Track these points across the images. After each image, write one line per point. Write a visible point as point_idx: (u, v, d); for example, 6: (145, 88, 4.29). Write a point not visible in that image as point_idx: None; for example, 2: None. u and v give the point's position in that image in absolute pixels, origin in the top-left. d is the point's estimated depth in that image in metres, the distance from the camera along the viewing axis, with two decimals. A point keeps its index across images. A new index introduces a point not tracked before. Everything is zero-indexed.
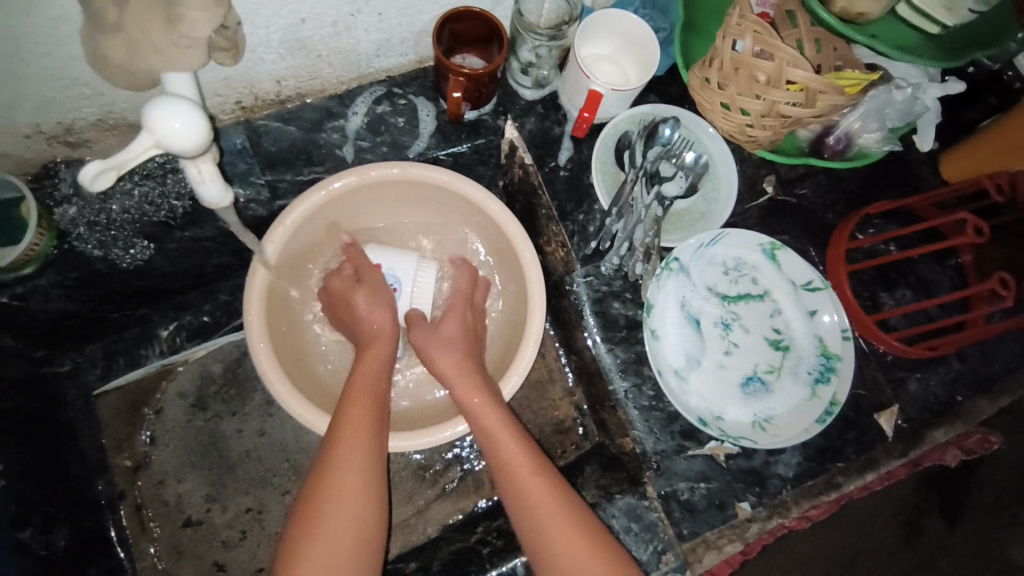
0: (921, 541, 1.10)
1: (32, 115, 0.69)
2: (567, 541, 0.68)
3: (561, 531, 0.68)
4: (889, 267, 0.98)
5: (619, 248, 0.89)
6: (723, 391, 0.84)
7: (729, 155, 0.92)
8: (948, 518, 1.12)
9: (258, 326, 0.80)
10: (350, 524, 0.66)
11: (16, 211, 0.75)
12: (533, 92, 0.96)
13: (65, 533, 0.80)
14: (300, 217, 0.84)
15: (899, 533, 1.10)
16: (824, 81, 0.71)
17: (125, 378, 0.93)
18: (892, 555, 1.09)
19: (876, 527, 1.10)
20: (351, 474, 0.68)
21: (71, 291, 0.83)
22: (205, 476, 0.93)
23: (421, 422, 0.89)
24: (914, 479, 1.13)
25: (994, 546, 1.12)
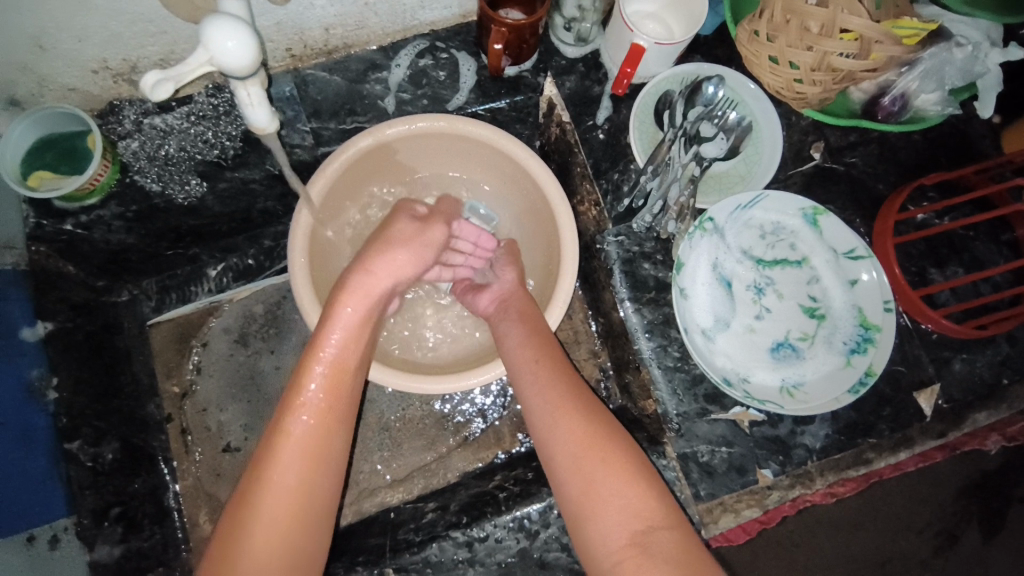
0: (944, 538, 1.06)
1: (100, 50, 0.74)
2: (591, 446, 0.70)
3: (577, 430, 0.72)
4: (939, 244, 0.93)
5: (652, 207, 0.88)
6: (752, 354, 0.82)
7: (774, 118, 0.90)
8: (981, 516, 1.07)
9: (301, 263, 0.83)
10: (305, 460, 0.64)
11: (84, 143, 0.81)
12: (575, 49, 0.95)
13: (114, 447, 0.86)
14: (343, 162, 0.86)
15: (934, 543, 1.07)
16: (881, 29, 0.70)
17: (177, 310, 1.01)
18: (911, 549, 1.07)
19: (899, 518, 1.07)
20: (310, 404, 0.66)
21: (132, 225, 0.89)
22: (245, 408, 0.99)
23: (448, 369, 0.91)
24: (948, 470, 1.08)
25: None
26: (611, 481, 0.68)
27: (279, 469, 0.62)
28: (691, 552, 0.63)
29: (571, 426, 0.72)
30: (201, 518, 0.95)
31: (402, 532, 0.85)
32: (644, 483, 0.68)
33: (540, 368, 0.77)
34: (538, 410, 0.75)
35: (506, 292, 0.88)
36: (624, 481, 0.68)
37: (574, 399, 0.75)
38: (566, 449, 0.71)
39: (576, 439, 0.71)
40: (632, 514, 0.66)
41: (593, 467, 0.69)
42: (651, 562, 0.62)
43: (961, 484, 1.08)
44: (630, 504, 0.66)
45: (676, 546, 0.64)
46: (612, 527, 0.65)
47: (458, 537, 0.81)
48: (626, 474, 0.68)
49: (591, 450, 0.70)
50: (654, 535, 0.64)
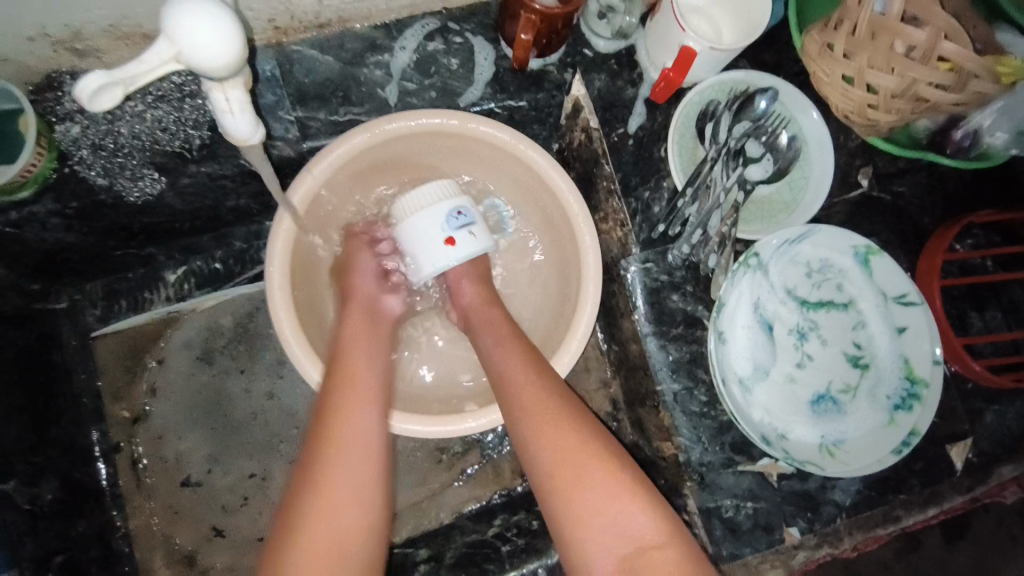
0: None
1: (36, 14, 0.58)
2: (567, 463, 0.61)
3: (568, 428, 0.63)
4: (980, 287, 0.86)
5: (690, 235, 0.79)
6: (791, 407, 0.75)
7: (826, 139, 0.80)
8: None
9: (281, 283, 0.70)
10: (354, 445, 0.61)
11: (10, 124, 0.64)
12: (609, 43, 0.82)
13: (54, 486, 0.74)
14: (333, 166, 0.73)
15: None
16: (983, 62, 0.61)
17: (129, 320, 0.86)
18: None
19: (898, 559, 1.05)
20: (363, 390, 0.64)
21: (72, 222, 0.73)
22: (208, 435, 0.87)
23: (449, 402, 0.80)
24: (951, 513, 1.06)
25: None
26: (603, 499, 0.59)
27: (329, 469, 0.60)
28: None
29: (560, 413, 0.64)
30: (156, 564, 0.83)
31: None
32: (642, 493, 0.60)
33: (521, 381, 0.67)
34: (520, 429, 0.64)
35: (467, 305, 0.78)
36: (621, 490, 0.59)
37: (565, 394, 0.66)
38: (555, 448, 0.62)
39: (572, 441, 0.62)
40: (627, 527, 0.58)
41: (587, 461, 0.61)
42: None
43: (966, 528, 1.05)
44: (630, 512, 0.59)
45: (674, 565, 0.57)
46: (603, 542, 0.58)
47: None
48: (628, 483, 0.60)
49: (579, 454, 0.61)
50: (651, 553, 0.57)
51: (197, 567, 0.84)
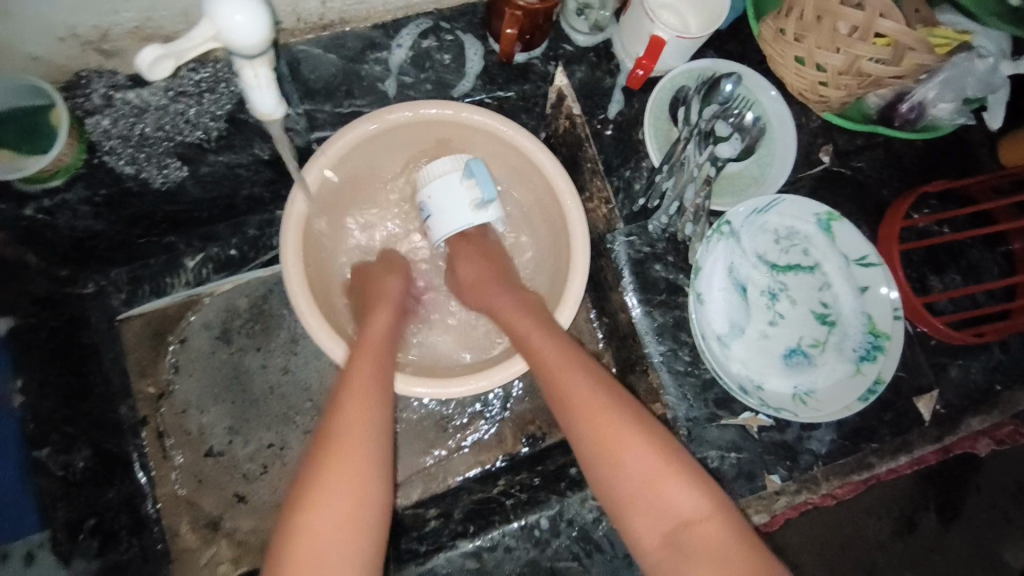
0: (913, 541, 1.13)
1: (66, 15, 0.62)
2: (626, 439, 0.65)
3: (602, 409, 0.67)
4: (939, 251, 0.93)
5: (668, 208, 0.86)
6: (766, 361, 0.82)
7: (789, 119, 0.88)
8: (943, 519, 1.14)
9: (294, 260, 0.76)
10: (352, 471, 0.62)
11: (49, 120, 0.71)
12: (588, 39, 0.90)
13: (85, 454, 0.79)
14: (341, 151, 0.80)
15: (895, 530, 1.14)
16: (916, 36, 0.68)
17: (151, 304, 0.93)
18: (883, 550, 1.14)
19: (870, 522, 1.14)
20: (369, 418, 0.66)
21: (101, 210, 0.80)
22: (228, 408, 0.93)
23: (442, 372, 0.85)
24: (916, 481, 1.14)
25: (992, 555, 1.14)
26: (656, 472, 0.64)
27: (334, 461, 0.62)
28: (743, 546, 0.61)
29: (588, 402, 0.68)
30: (182, 527, 0.89)
31: (404, 541, 0.82)
32: (686, 472, 0.64)
33: (573, 369, 0.71)
34: (576, 406, 0.68)
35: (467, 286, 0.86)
36: (666, 469, 0.64)
37: (600, 382, 0.70)
38: (592, 430, 0.67)
39: (615, 423, 0.66)
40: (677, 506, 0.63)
41: (619, 437, 0.65)
42: (693, 556, 0.61)
43: (933, 496, 1.14)
44: (669, 489, 0.63)
45: (723, 542, 0.61)
46: (656, 521, 0.63)
47: (465, 546, 0.78)
48: (665, 463, 0.64)
49: (636, 433, 0.66)
50: (700, 524, 0.62)
51: (221, 530, 0.90)
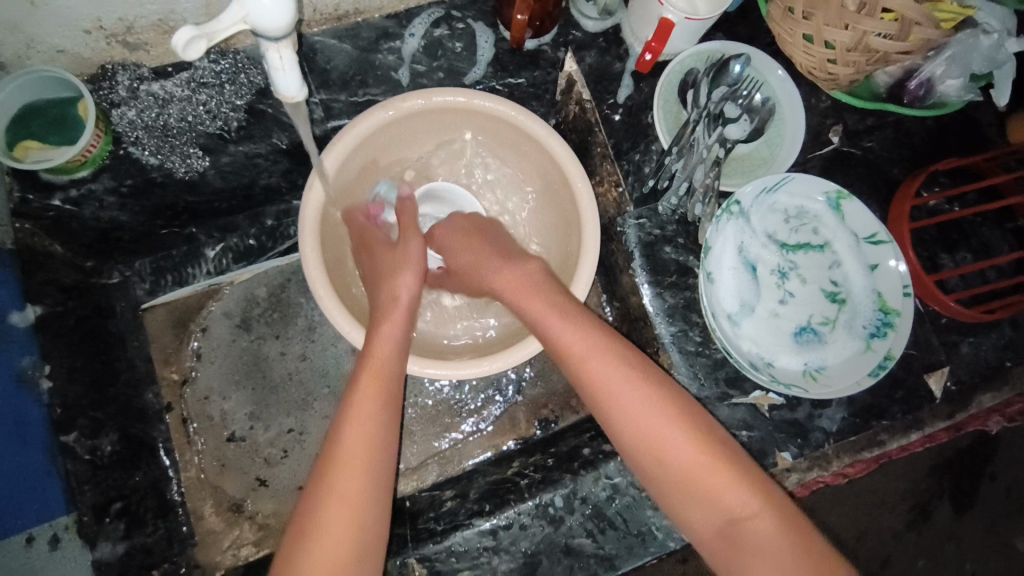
0: (927, 530, 1.15)
1: (91, 9, 0.65)
2: (671, 437, 0.64)
3: (648, 410, 0.66)
4: (949, 230, 0.94)
5: (678, 189, 0.87)
6: (776, 339, 0.83)
7: (798, 100, 0.89)
8: (958, 510, 1.15)
9: (311, 244, 0.78)
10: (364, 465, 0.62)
11: (75, 111, 0.74)
12: (596, 24, 0.91)
13: (113, 438, 0.82)
14: (357, 139, 0.82)
15: (908, 519, 1.16)
16: (922, 10, 0.70)
17: (173, 294, 0.95)
18: (897, 538, 1.15)
19: (884, 512, 1.16)
20: (373, 420, 0.65)
21: (125, 201, 0.82)
22: (249, 394, 0.95)
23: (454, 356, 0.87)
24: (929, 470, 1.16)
25: (1002, 540, 1.16)
26: (704, 468, 0.63)
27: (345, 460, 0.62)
28: (799, 544, 0.59)
29: (634, 405, 0.66)
30: (207, 512, 0.91)
31: (422, 521, 0.84)
32: (733, 466, 0.63)
33: (613, 367, 0.68)
34: (620, 403, 0.66)
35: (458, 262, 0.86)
36: (715, 465, 0.63)
37: (641, 377, 0.67)
38: (643, 433, 0.65)
39: (661, 421, 0.65)
40: (729, 502, 0.62)
41: (666, 438, 0.64)
42: (748, 557, 0.59)
43: (947, 485, 1.15)
44: (723, 488, 0.62)
45: (775, 534, 0.60)
46: (707, 516, 0.62)
47: (481, 525, 0.79)
48: (716, 464, 0.63)
49: (681, 431, 0.64)
50: (755, 523, 0.60)
51: (244, 513, 0.92)
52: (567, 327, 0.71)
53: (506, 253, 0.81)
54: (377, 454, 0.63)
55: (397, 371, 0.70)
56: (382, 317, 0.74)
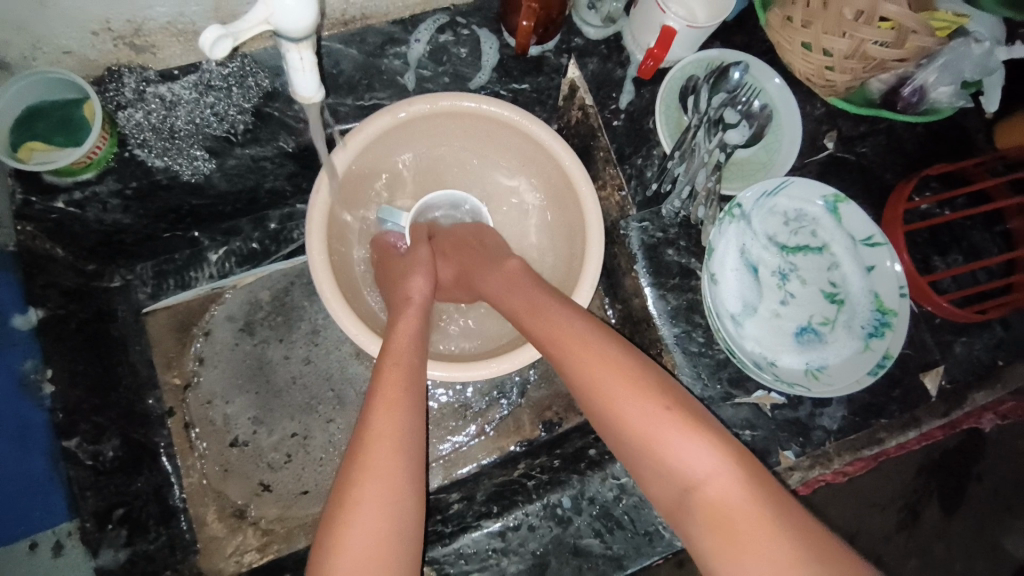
0: (916, 529, 1.17)
1: (102, 10, 0.65)
2: (628, 392, 0.61)
3: (605, 368, 0.63)
4: (941, 233, 0.96)
5: (680, 192, 0.88)
6: (778, 339, 0.85)
7: (795, 107, 0.91)
8: (946, 510, 1.18)
9: (319, 246, 0.78)
10: (393, 462, 0.60)
11: (81, 112, 0.73)
12: (598, 31, 0.93)
13: (115, 444, 0.81)
14: (365, 142, 0.82)
15: (898, 519, 1.18)
16: (918, 17, 0.73)
17: (176, 298, 0.95)
18: (887, 538, 1.17)
19: (874, 512, 1.17)
20: (403, 416, 0.63)
21: (129, 203, 0.82)
22: (253, 398, 0.95)
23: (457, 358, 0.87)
24: (917, 470, 1.18)
25: (991, 539, 1.18)
26: (660, 426, 0.59)
27: (373, 453, 0.60)
28: (760, 510, 0.54)
29: (591, 364, 0.64)
30: (209, 517, 0.90)
31: (430, 523, 0.83)
32: (698, 428, 0.59)
33: (571, 330, 0.67)
34: (576, 364, 0.65)
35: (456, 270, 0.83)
36: (676, 424, 0.59)
37: (601, 338, 0.66)
38: (600, 391, 0.63)
39: (618, 376, 0.62)
40: (686, 463, 0.57)
41: (619, 394, 0.61)
42: (698, 517, 0.56)
43: (936, 485, 1.17)
44: (675, 444, 0.58)
45: (741, 501, 0.55)
46: (665, 479, 0.59)
47: (490, 526, 0.80)
48: (672, 420, 0.59)
49: (638, 389, 0.61)
50: (709, 485, 0.56)
51: (248, 518, 0.91)
52: (543, 311, 0.70)
53: (493, 258, 0.80)
54: (407, 452, 0.61)
55: (417, 364, 0.69)
56: (397, 318, 0.75)
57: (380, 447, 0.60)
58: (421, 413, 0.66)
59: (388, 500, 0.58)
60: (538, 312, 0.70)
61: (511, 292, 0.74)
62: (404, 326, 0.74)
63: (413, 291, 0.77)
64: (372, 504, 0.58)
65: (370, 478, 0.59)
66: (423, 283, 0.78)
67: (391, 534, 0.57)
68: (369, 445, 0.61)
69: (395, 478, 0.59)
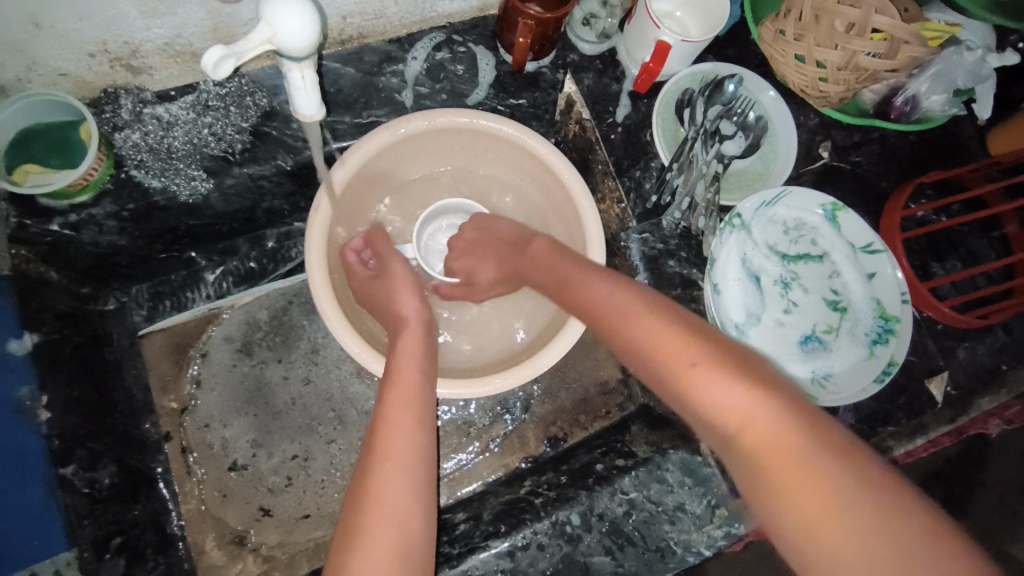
0: None
1: (99, 32, 0.65)
2: (654, 334, 0.60)
3: (632, 316, 0.63)
4: (938, 239, 0.97)
5: (680, 204, 0.88)
6: (783, 348, 0.84)
7: (790, 117, 0.92)
8: (952, 519, 1.17)
9: (318, 266, 0.77)
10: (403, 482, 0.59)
11: (78, 134, 0.73)
12: (593, 47, 0.94)
13: (111, 471, 0.78)
14: (363, 161, 0.82)
15: None
16: (909, 30, 0.75)
17: (171, 320, 0.93)
18: None
19: None
20: (408, 436, 0.63)
21: (125, 225, 0.81)
22: (252, 420, 0.93)
23: (459, 371, 0.86)
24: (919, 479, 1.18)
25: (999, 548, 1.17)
26: (683, 363, 0.57)
27: (381, 476, 0.59)
28: (795, 448, 0.50)
29: (633, 326, 0.62)
30: (208, 545, 0.88)
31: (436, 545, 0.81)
32: (726, 364, 0.55)
33: (599, 288, 0.68)
34: (608, 316, 0.65)
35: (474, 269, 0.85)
36: (699, 359, 0.57)
37: (626, 289, 0.66)
38: (643, 348, 0.61)
39: (644, 321, 0.62)
40: (716, 399, 0.54)
41: (648, 338, 0.61)
42: (737, 456, 0.53)
43: (942, 494, 1.17)
44: (713, 391, 0.54)
45: (777, 436, 0.51)
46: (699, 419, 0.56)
47: (497, 546, 0.77)
48: (709, 367, 0.56)
49: (662, 331, 0.60)
50: (741, 420, 0.53)
51: (248, 545, 0.89)
52: (575, 282, 0.70)
53: (518, 242, 0.82)
54: (417, 469, 0.61)
55: (419, 381, 0.69)
56: (398, 340, 0.75)
57: (388, 469, 0.60)
58: (430, 429, 0.65)
59: (397, 520, 0.57)
60: (570, 282, 0.71)
61: (543, 269, 0.76)
62: (405, 347, 0.73)
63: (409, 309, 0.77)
64: (381, 523, 0.57)
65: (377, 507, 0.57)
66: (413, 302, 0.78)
67: (404, 550, 0.56)
68: (377, 468, 0.60)
69: (405, 496, 0.59)
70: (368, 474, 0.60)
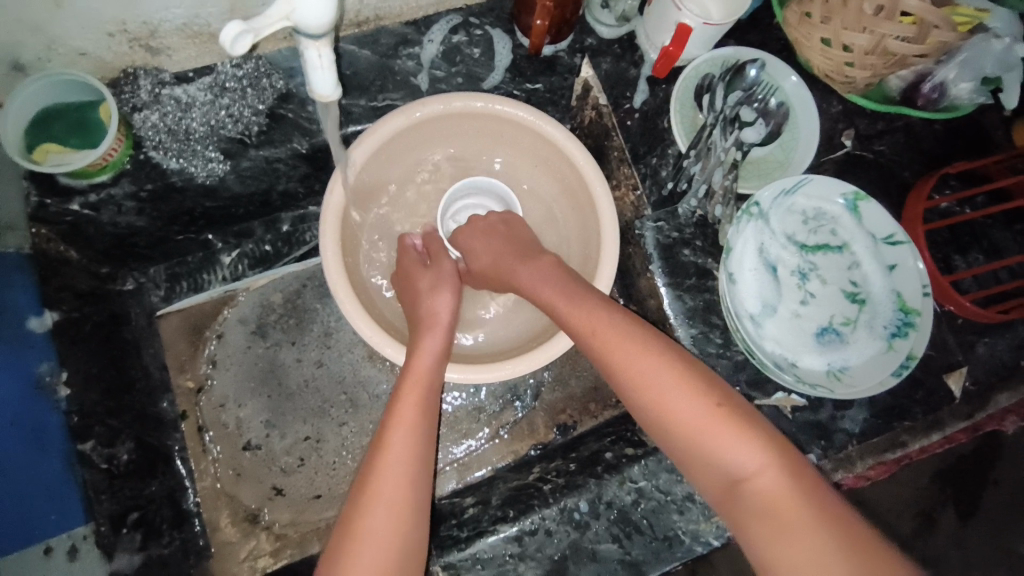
0: (934, 536, 1.15)
1: (116, 12, 0.65)
2: (670, 382, 0.64)
3: (644, 360, 0.66)
4: (962, 232, 0.94)
5: (697, 192, 0.87)
6: (798, 339, 0.83)
7: (812, 104, 0.90)
8: (964, 516, 1.15)
9: (334, 249, 0.77)
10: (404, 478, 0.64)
11: (95, 115, 0.74)
12: (611, 31, 0.92)
13: (129, 447, 0.80)
14: (378, 144, 0.82)
15: (914, 525, 1.16)
16: (942, 14, 0.71)
17: (188, 300, 0.94)
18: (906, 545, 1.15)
19: (891, 519, 1.15)
20: (412, 432, 0.66)
21: (144, 206, 0.81)
22: (265, 402, 0.94)
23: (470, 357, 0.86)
24: (931, 475, 1.17)
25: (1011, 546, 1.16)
26: (699, 419, 0.62)
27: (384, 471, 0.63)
28: (801, 512, 0.57)
29: (648, 369, 0.65)
30: (222, 522, 0.89)
31: (445, 528, 0.82)
32: (735, 420, 0.62)
33: (605, 322, 0.69)
34: (616, 355, 0.67)
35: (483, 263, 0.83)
36: (712, 415, 0.62)
37: (633, 328, 0.68)
38: (652, 398, 0.65)
39: (659, 369, 0.65)
40: (729, 459, 0.61)
41: (663, 391, 0.64)
42: (746, 510, 0.59)
43: (955, 491, 1.15)
44: (728, 445, 0.61)
45: (780, 489, 0.59)
46: (713, 476, 0.62)
47: (506, 531, 0.78)
48: (721, 419, 0.62)
49: (678, 381, 0.64)
50: (754, 480, 0.60)
51: (260, 523, 0.90)
52: (581, 303, 0.71)
53: (523, 248, 0.81)
54: (418, 463, 0.65)
55: (432, 377, 0.71)
56: (422, 333, 0.75)
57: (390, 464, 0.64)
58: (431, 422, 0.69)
59: (397, 510, 0.62)
60: (575, 308, 0.72)
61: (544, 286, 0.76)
62: (428, 343, 0.74)
63: (440, 308, 0.77)
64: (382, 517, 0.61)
65: (384, 497, 0.62)
66: (445, 299, 0.78)
67: (403, 538, 0.61)
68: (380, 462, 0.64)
69: (406, 490, 0.63)
70: (373, 468, 0.64)
